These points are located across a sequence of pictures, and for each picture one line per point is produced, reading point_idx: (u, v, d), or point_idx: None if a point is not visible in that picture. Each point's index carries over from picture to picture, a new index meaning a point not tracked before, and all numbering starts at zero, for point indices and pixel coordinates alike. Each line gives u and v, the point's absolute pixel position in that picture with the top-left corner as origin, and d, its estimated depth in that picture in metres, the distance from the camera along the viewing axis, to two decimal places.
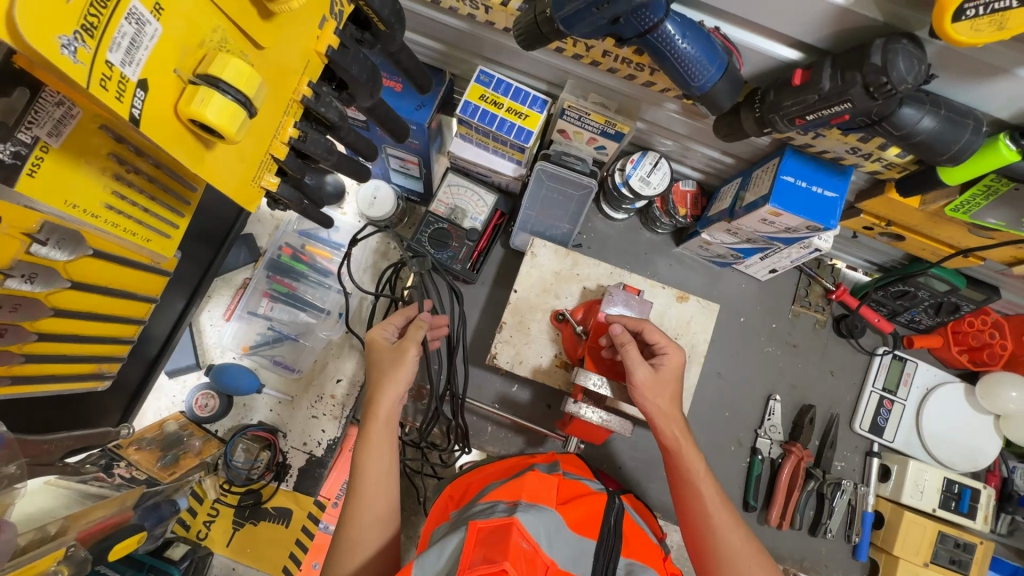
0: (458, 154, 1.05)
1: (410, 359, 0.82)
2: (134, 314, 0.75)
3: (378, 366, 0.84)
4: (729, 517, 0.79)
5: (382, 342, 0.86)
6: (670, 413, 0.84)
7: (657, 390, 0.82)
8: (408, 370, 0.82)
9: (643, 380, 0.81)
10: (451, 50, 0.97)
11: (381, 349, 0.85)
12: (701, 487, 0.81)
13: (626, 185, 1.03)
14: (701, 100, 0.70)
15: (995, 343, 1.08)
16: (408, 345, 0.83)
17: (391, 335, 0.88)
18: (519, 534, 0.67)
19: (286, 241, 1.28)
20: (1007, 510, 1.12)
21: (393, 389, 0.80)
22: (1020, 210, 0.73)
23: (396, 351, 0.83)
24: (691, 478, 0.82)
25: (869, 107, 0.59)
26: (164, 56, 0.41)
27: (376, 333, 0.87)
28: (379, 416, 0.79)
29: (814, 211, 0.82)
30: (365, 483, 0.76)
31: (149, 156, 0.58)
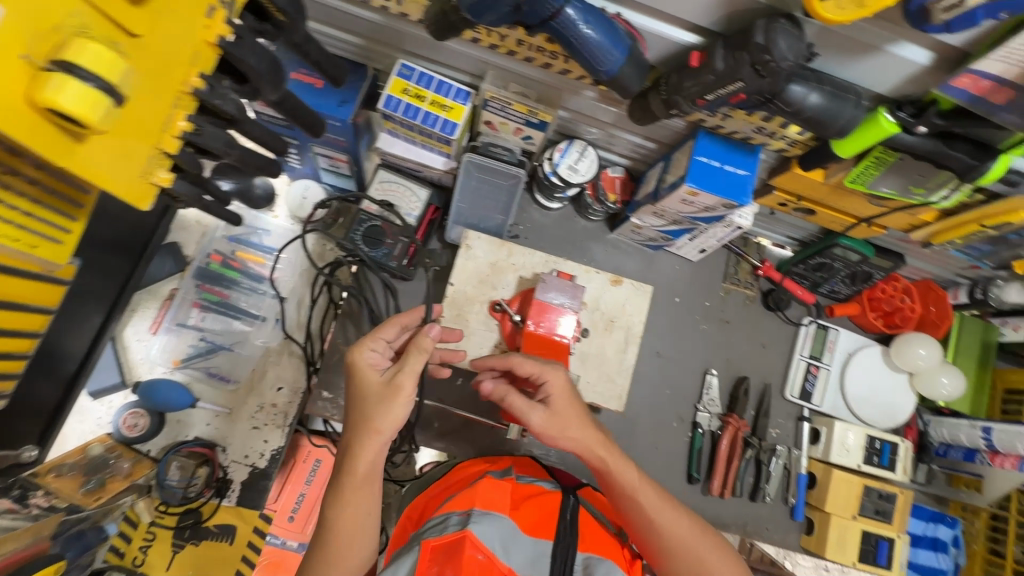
0: (387, 149, 1.04)
1: (403, 400, 0.73)
2: (30, 327, 0.72)
3: (363, 403, 0.75)
4: (673, 514, 0.80)
5: (371, 371, 0.76)
6: (586, 432, 0.81)
7: (558, 427, 0.79)
8: (400, 411, 0.73)
9: (542, 428, 0.80)
10: (370, 44, 0.95)
11: (369, 378, 0.76)
12: (642, 495, 0.80)
13: (555, 174, 1.05)
14: (610, 85, 0.73)
15: (906, 307, 1.17)
16: (401, 381, 0.73)
17: (383, 359, 0.79)
18: (473, 546, 0.68)
19: (215, 248, 1.23)
20: (923, 460, 1.22)
21: (376, 439, 0.72)
22: (906, 178, 0.79)
23: (387, 385, 0.74)
24: (628, 491, 0.80)
25: (760, 85, 0.63)
26: (7, 43, 0.41)
27: (365, 358, 0.77)
28: (357, 471, 0.73)
29: (727, 189, 0.86)
30: (339, 540, 0.73)
31: (30, 159, 0.56)
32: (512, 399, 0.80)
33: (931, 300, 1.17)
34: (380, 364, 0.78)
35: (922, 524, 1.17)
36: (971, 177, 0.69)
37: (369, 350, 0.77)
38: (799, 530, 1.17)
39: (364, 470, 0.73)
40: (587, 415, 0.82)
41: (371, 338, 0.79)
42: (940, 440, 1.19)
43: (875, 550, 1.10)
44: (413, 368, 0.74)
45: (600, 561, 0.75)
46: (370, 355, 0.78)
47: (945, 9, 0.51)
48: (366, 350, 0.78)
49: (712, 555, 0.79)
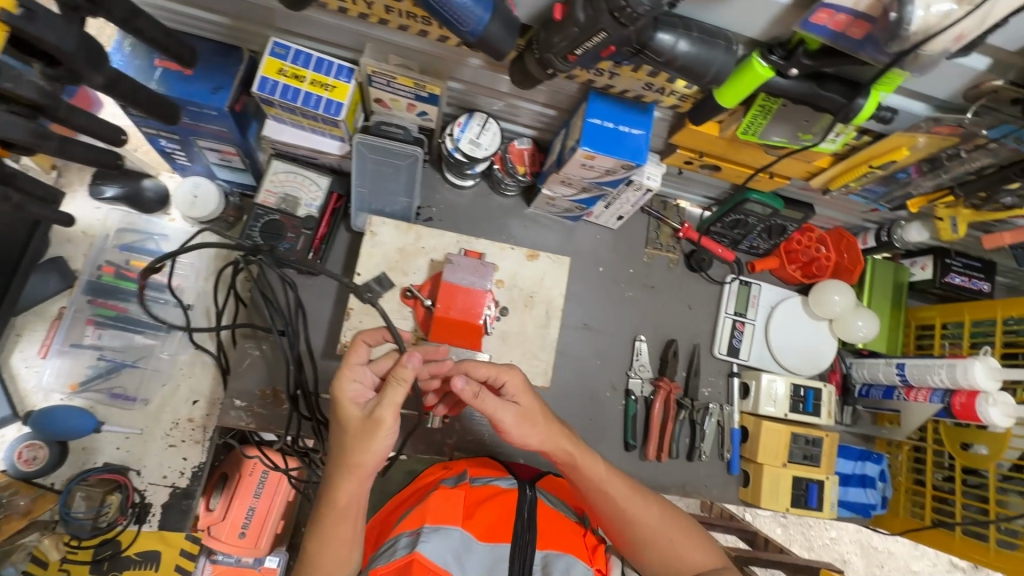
0: (275, 137, 0.97)
1: (387, 434, 0.66)
2: None
3: (345, 439, 0.68)
4: (641, 504, 0.80)
5: (352, 402, 0.69)
6: (550, 431, 0.78)
7: (526, 426, 0.75)
8: (383, 446, 0.67)
9: (511, 428, 0.73)
10: (238, 24, 0.88)
11: (350, 412, 0.69)
12: (612, 489, 0.79)
13: (458, 150, 1.01)
14: (480, 47, 0.69)
15: (822, 256, 1.19)
16: (382, 416, 0.66)
17: (366, 390, 0.71)
18: (421, 568, 0.68)
19: (107, 259, 1.13)
20: (848, 402, 1.25)
21: (357, 476, 0.67)
22: (793, 125, 0.78)
23: (367, 420, 0.67)
24: (598, 486, 0.79)
25: (624, 35, 0.60)
26: None
27: (347, 389, 0.70)
28: (339, 502, 0.68)
29: (622, 150, 0.84)
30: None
31: None
32: (481, 399, 0.72)
33: (843, 248, 1.20)
34: (363, 394, 0.70)
35: (851, 464, 1.21)
36: (846, 116, 0.68)
37: (349, 381, 0.70)
38: (737, 483, 1.19)
39: (344, 507, 0.69)
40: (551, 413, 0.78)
41: (349, 365, 0.70)
42: (862, 380, 1.23)
43: (807, 494, 1.13)
44: (392, 400, 0.66)
45: (558, 557, 0.74)
46: (355, 386, 0.70)
47: None
48: (347, 380, 0.70)
49: (679, 541, 0.80)
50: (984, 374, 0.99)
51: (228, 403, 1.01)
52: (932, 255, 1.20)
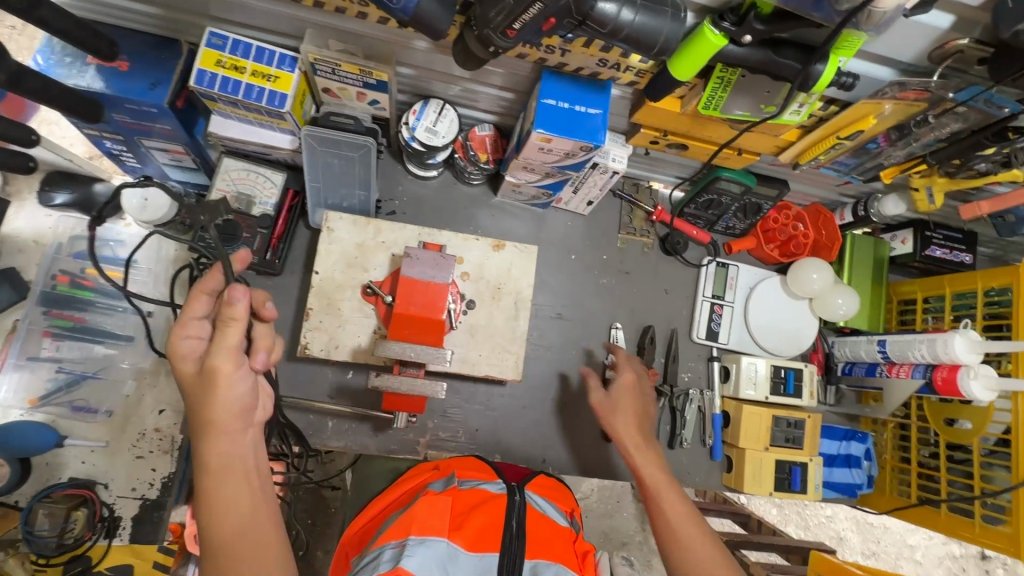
0: (221, 133, 0.93)
1: (229, 380, 0.56)
2: None
3: (195, 401, 0.56)
4: (694, 528, 0.71)
5: (186, 357, 0.58)
6: (631, 425, 0.86)
7: (610, 411, 0.88)
8: (232, 393, 0.56)
9: (599, 402, 0.90)
10: (171, 14, 0.83)
11: (186, 366, 0.58)
12: (669, 505, 0.74)
13: (415, 140, 0.97)
14: (417, 26, 0.65)
15: (799, 234, 1.17)
16: (218, 362, 0.55)
17: (205, 341, 0.59)
18: None
19: (60, 268, 1.08)
20: (831, 381, 1.24)
21: (217, 433, 0.56)
22: (755, 97, 0.75)
23: (202, 371, 0.56)
24: (660, 493, 0.76)
25: (561, 4, 0.57)
26: None
27: (181, 341, 0.58)
28: (210, 467, 0.56)
29: (579, 131, 0.81)
30: (230, 555, 0.54)
31: None
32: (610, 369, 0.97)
33: (821, 224, 1.17)
34: (199, 343, 0.59)
35: (835, 444, 1.21)
36: (804, 83, 0.64)
37: (178, 335, 0.58)
38: (720, 469, 1.17)
39: (218, 472, 0.56)
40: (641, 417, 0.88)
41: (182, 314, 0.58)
42: (844, 359, 1.21)
43: (790, 477, 1.10)
44: (228, 342, 0.56)
45: (547, 567, 0.68)
46: (187, 333, 0.58)
47: None
48: (178, 333, 0.58)
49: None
50: (965, 346, 0.97)
51: None
52: (912, 228, 1.18)
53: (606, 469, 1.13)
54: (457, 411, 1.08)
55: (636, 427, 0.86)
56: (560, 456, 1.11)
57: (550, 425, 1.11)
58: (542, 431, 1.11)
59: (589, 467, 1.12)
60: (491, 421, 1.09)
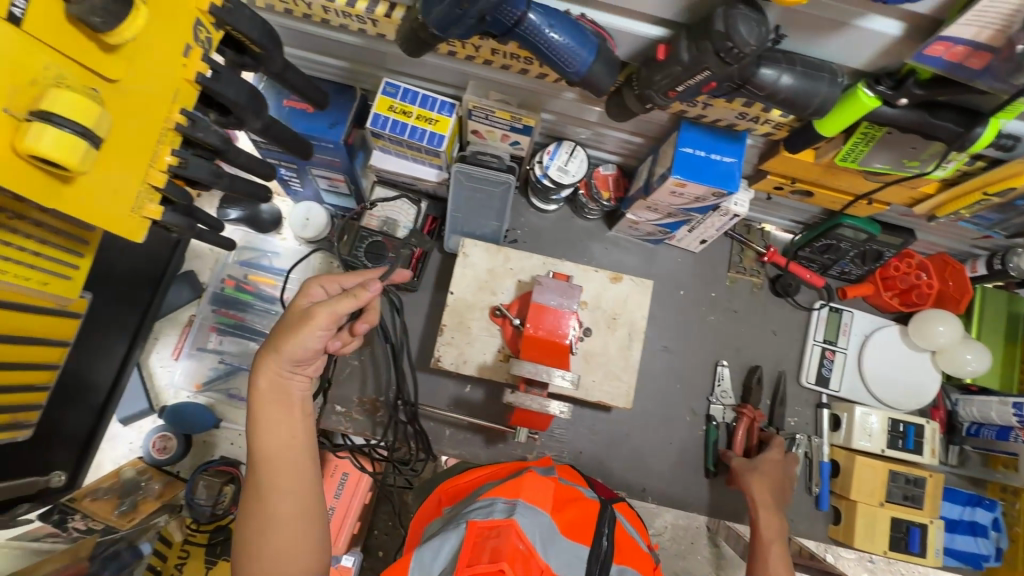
0: (381, 166, 1.07)
1: (314, 326, 0.63)
2: (56, 336, 0.82)
3: (286, 326, 0.66)
4: (779, 575, 0.88)
5: (306, 299, 0.70)
6: (765, 497, 0.99)
7: (750, 470, 1.04)
8: (309, 343, 0.64)
9: (738, 466, 1.05)
10: (356, 67, 0.99)
11: (303, 305, 0.69)
12: (768, 569, 0.89)
13: (546, 177, 1.06)
14: (583, 85, 0.73)
15: (922, 283, 1.14)
16: (315, 309, 0.64)
17: (324, 293, 0.71)
18: (516, 536, 0.70)
19: (229, 273, 1.28)
20: (954, 441, 1.18)
21: (272, 356, 0.64)
22: (899, 152, 0.77)
23: (304, 312, 0.65)
24: (765, 546, 0.93)
25: (727, 72, 0.62)
26: None
27: (309, 287, 0.70)
28: (260, 387, 0.65)
29: (714, 177, 0.86)
30: (267, 461, 0.64)
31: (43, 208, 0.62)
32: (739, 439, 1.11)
33: (948, 275, 1.14)
34: (316, 298, 0.70)
35: (958, 509, 1.12)
36: (962, 146, 0.67)
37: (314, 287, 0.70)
38: (826, 520, 1.14)
39: (268, 392, 0.65)
40: (776, 490, 1.01)
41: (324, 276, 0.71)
42: (970, 419, 1.15)
43: (908, 537, 1.06)
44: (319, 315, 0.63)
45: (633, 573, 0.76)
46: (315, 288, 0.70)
47: None
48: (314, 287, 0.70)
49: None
50: None
51: (330, 407, 1.09)
52: None
53: (705, 506, 1.13)
54: (564, 432, 1.13)
55: (764, 498, 0.99)
56: (660, 487, 1.13)
57: (651, 455, 1.14)
58: (643, 460, 1.14)
59: (687, 502, 1.13)
60: (594, 445, 1.14)
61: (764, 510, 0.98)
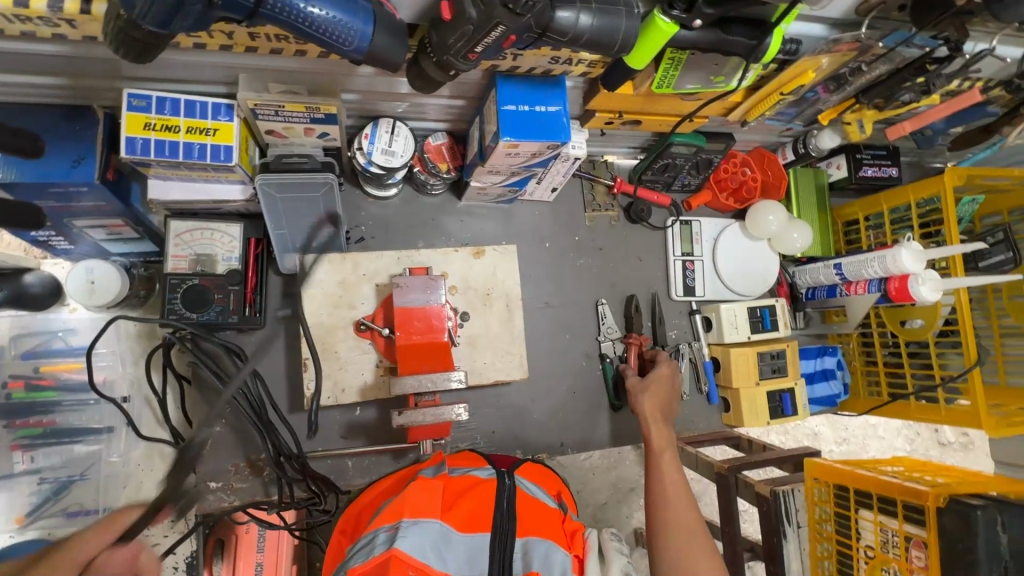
0: (165, 198, 0.86)
1: None
2: None
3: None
4: (673, 474, 0.88)
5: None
6: (654, 409, 1.02)
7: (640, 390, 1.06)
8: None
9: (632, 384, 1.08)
10: (79, 82, 0.75)
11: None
12: (666, 471, 0.89)
13: (372, 164, 0.94)
14: (372, 63, 0.62)
15: (749, 179, 1.23)
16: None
17: None
18: (400, 566, 0.64)
19: (10, 373, 0.98)
20: (799, 307, 1.35)
21: None
22: (704, 71, 0.77)
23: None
24: (659, 453, 0.93)
25: (523, 24, 0.55)
26: None
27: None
28: None
29: (544, 132, 0.81)
30: None
31: None
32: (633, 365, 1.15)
33: (767, 165, 1.23)
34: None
35: (812, 362, 1.32)
36: (756, 57, 0.68)
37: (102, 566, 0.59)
38: (718, 410, 1.27)
39: None
40: (662, 399, 1.04)
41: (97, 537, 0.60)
42: (806, 286, 1.32)
43: (782, 404, 1.21)
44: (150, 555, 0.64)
45: (538, 543, 0.72)
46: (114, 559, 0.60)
47: None
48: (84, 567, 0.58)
49: (674, 532, 0.80)
50: (911, 258, 1.07)
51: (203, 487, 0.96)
52: (844, 153, 1.28)
53: (619, 438, 1.19)
54: (472, 419, 1.10)
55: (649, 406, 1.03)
56: (575, 436, 1.16)
57: (560, 410, 1.16)
58: (554, 418, 1.15)
59: (601, 440, 1.18)
60: (504, 420, 1.12)
61: (651, 417, 1.00)
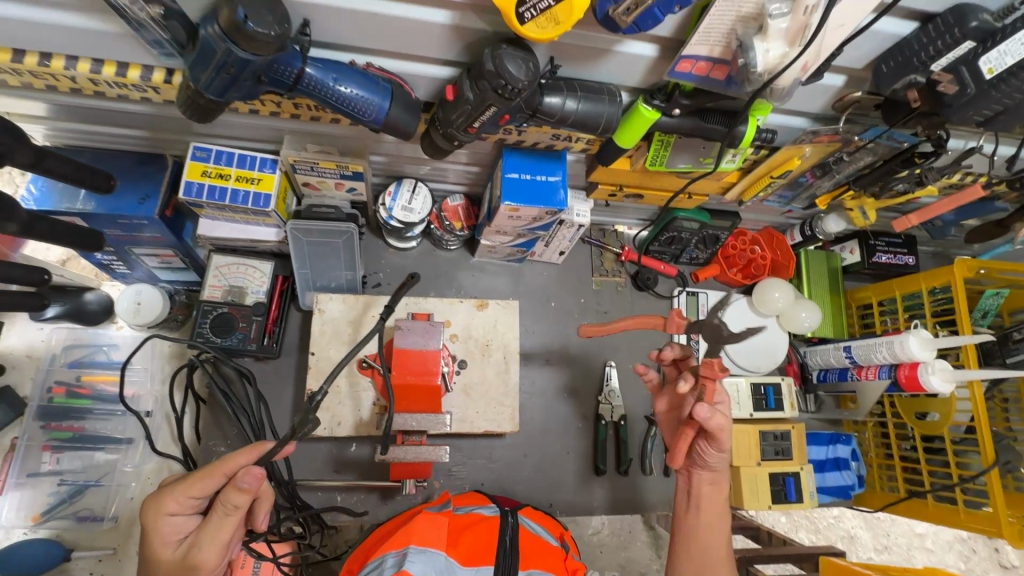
0: (211, 234, 0.98)
1: None
2: None
3: (146, 559, 0.65)
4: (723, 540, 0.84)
5: (164, 535, 0.64)
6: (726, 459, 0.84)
7: (726, 451, 0.81)
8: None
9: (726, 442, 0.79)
10: (158, 134, 0.90)
11: (164, 552, 0.64)
12: (717, 535, 0.84)
13: (393, 219, 1.04)
14: (388, 130, 0.72)
15: (757, 256, 1.26)
16: (199, 556, 0.61)
17: None
18: None
19: (56, 379, 1.10)
20: (809, 390, 1.32)
21: None
22: (693, 153, 0.84)
23: (183, 562, 0.62)
24: (717, 514, 0.85)
25: (513, 106, 0.64)
26: None
27: (152, 516, 0.64)
28: None
29: (543, 198, 0.89)
30: None
31: None
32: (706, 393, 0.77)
33: (775, 245, 1.27)
34: (181, 531, 0.65)
35: (823, 449, 1.26)
36: (732, 142, 0.74)
37: (165, 516, 0.63)
38: None
39: None
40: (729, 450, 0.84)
41: (174, 491, 0.63)
42: (817, 367, 1.29)
43: (785, 488, 1.15)
44: (217, 524, 0.62)
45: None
46: (252, 476, 0.59)
47: (626, 12, 0.53)
48: (164, 512, 0.64)
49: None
50: (919, 346, 1.05)
51: None
52: (857, 239, 1.29)
53: (609, 505, 1.16)
54: (462, 468, 1.11)
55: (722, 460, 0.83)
56: (565, 499, 1.14)
57: (551, 469, 1.15)
58: (545, 477, 1.15)
59: (593, 506, 1.15)
60: (495, 474, 1.12)
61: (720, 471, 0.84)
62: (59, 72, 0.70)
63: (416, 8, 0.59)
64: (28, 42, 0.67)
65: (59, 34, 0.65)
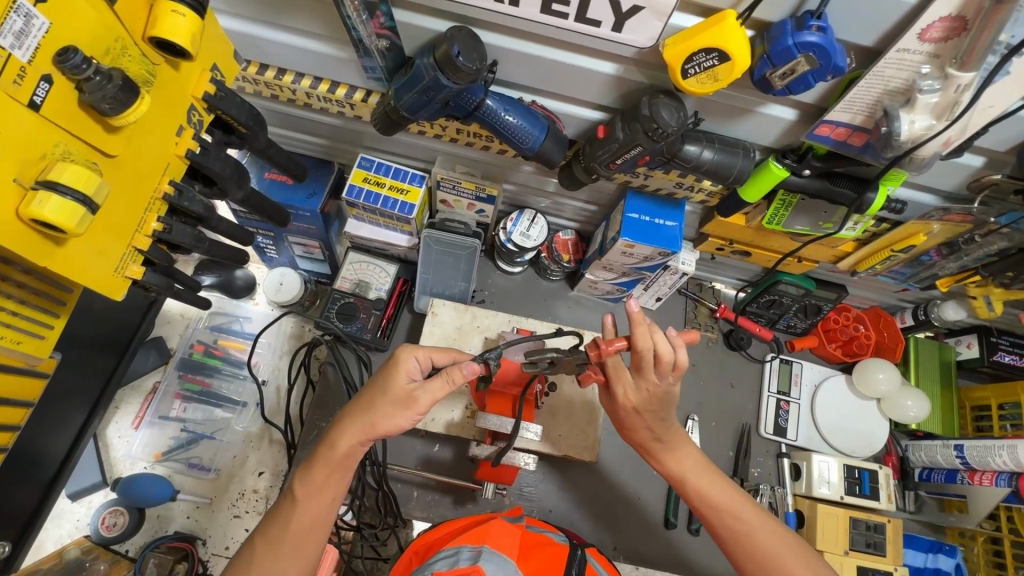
0: (355, 233, 1.13)
1: None
2: (21, 394, 0.69)
3: (376, 380, 0.73)
4: (749, 508, 0.77)
5: (403, 373, 0.72)
6: (670, 448, 0.80)
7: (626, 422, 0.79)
8: (403, 422, 0.71)
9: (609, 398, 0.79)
10: (335, 143, 1.08)
11: (393, 383, 0.72)
12: (739, 508, 0.76)
13: (510, 242, 1.13)
14: (537, 158, 0.83)
15: (861, 334, 1.22)
16: (418, 399, 0.70)
17: None
18: None
19: (198, 338, 1.28)
20: (909, 487, 1.22)
21: None
22: (814, 216, 0.86)
23: (405, 395, 0.71)
24: (718, 509, 0.77)
25: (658, 149, 0.72)
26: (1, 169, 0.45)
27: (406, 352, 0.73)
28: None
29: (659, 240, 0.95)
30: None
31: (35, 272, 0.64)
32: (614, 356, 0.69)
33: (882, 327, 1.23)
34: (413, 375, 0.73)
35: (922, 556, 1.15)
36: (859, 208, 0.78)
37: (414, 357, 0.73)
38: None
39: None
40: (661, 419, 0.76)
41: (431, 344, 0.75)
42: (920, 464, 1.20)
43: None
44: (438, 385, 0.71)
45: None
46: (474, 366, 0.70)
47: (781, 76, 0.60)
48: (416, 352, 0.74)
49: None
50: None
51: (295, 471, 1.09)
52: (976, 334, 1.23)
53: (674, 563, 1.12)
54: (532, 492, 1.13)
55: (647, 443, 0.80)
56: (631, 545, 1.12)
57: (619, 510, 1.14)
58: (611, 517, 1.14)
59: (656, 559, 1.12)
60: (565, 503, 1.13)
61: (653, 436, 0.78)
62: (287, 84, 0.87)
63: (590, 60, 0.70)
64: (275, 59, 0.85)
65: (301, 55, 0.82)
